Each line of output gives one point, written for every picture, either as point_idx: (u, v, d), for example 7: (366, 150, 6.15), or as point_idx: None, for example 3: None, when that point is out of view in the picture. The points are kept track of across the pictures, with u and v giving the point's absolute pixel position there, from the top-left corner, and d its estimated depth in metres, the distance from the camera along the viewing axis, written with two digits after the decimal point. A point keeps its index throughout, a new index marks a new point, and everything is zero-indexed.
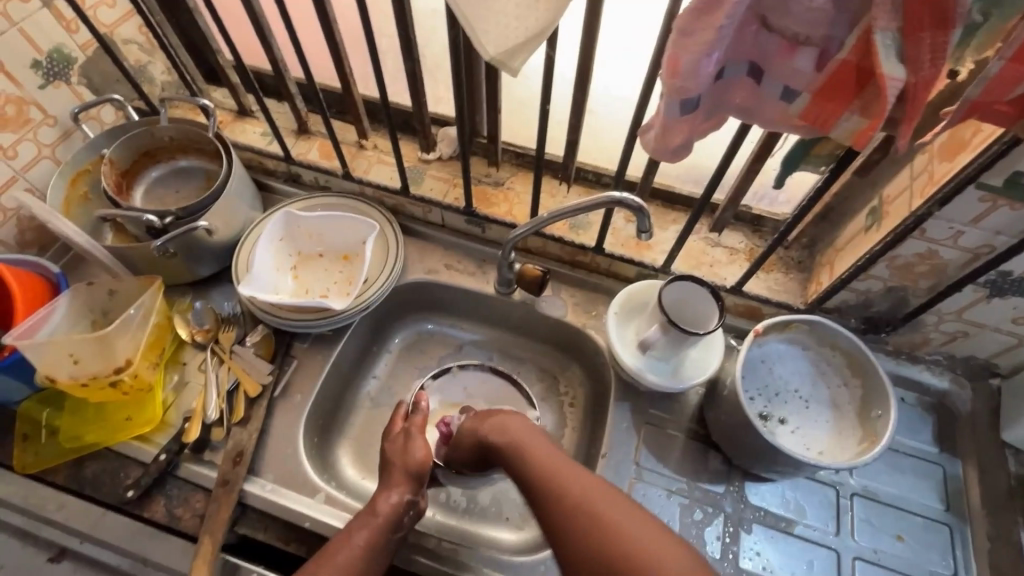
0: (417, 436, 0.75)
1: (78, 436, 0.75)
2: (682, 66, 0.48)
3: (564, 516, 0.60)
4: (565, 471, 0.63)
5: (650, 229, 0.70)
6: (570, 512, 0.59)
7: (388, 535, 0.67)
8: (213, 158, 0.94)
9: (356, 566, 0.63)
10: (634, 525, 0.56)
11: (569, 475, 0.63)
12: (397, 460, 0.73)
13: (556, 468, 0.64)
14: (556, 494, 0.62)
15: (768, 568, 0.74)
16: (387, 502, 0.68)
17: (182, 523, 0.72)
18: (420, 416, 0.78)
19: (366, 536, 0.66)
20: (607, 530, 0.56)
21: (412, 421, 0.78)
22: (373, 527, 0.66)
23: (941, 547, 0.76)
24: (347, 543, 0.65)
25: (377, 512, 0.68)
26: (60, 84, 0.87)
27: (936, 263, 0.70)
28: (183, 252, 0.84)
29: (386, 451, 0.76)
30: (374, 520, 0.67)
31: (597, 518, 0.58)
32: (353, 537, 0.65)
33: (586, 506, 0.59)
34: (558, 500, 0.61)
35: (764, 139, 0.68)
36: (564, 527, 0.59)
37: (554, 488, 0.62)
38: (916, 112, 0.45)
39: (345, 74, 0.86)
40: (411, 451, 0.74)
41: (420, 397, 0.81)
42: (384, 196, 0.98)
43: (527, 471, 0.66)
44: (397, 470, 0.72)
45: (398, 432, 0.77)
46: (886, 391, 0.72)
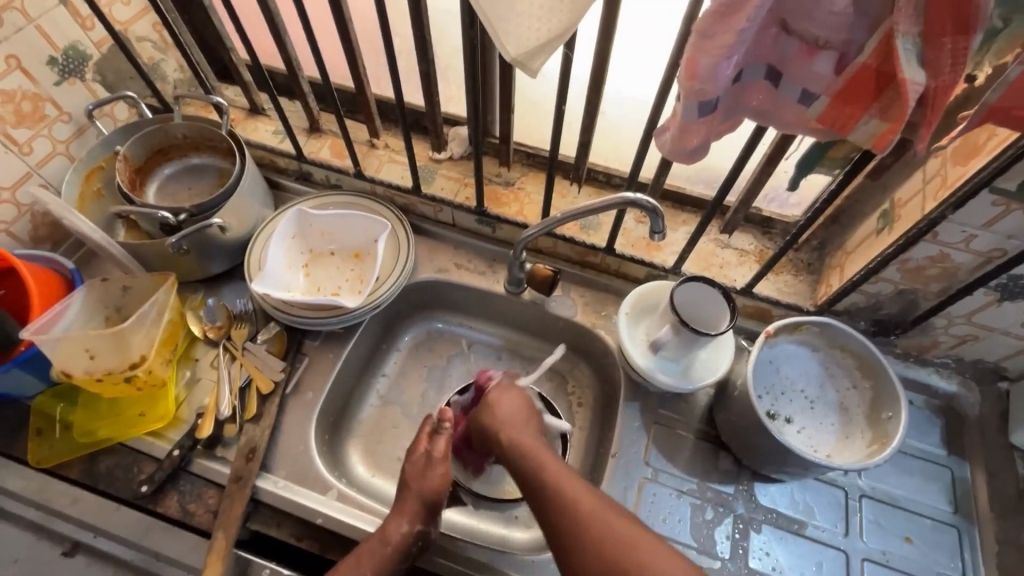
0: (438, 462, 0.73)
1: (92, 431, 0.76)
2: (701, 69, 0.48)
3: (568, 522, 0.62)
4: (566, 478, 0.66)
5: (663, 230, 0.70)
6: (573, 519, 0.62)
7: (394, 565, 0.67)
8: (226, 156, 0.94)
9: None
10: (637, 535, 0.60)
11: (571, 482, 0.65)
12: (414, 484, 0.72)
13: (557, 474, 0.66)
14: (559, 500, 0.64)
15: (777, 568, 0.74)
16: (398, 531, 0.68)
17: (195, 519, 0.72)
18: (443, 440, 0.75)
19: (374, 565, 0.66)
20: (610, 538, 0.60)
21: (435, 444, 0.75)
22: (381, 555, 0.67)
23: (950, 549, 0.76)
24: (356, 569, 0.66)
25: (388, 542, 0.68)
26: (75, 81, 0.88)
27: (947, 266, 0.70)
28: (196, 249, 0.84)
29: (403, 472, 0.74)
30: (384, 549, 0.67)
31: (601, 526, 0.61)
32: (362, 565, 0.66)
33: (588, 514, 0.62)
34: (560, 506, 0.63)
35: (777, 141, 0.68)
36: (566, 534, 0.62)
37: (556, 494, 0.64)
38: (936, 115, 0.46)
39: (358, 73, 0.87)
40: (428, 477, 0.72)
41: (444, 415, 0.77)
42: (395, 195, 0.98)
43: (528, 475, 0.68)
44: (410, 495, 0.71)
45: (421, 452, 0.75)
46: (896, 394, 0.73)
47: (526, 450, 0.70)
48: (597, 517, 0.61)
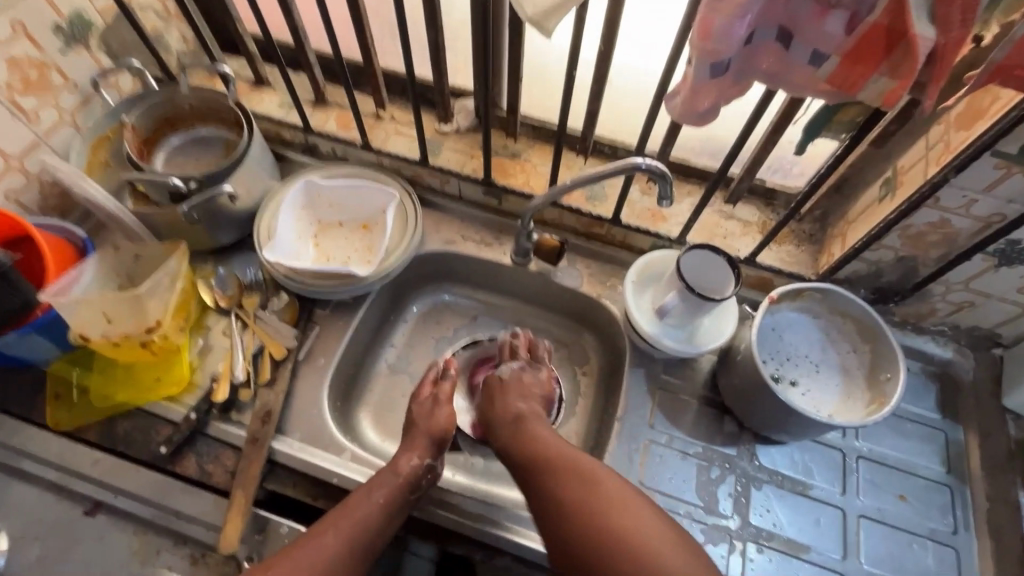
0: (444, 404, 0.79)
1: (109, 395, 0.77)
2: (714, 29, 0.49)
3: (557, 507, 0.63)
4: (559, 464, 0.66)
5: (671, 196, 0.71)
6: (564, 505, 0.62)
7: (404, 495, 0.70)
8: (233, 127, 0.95)
9: (376, 519, 0.67)
10: (626, 514, 0.60)
11: (566, 466, 0.65)
12: (422, 422, 0.77)
13: (551, 459, 0.67)
14: (551, 487, 0.64)
15: (777, 524, 0.77)
16: (408, 463, 0.72)
17: (212, 479, 0.74)
18: (447, 383, 0.82)
19: (386, 494, 0.69)
20: (594, 520, 0.60)
21: (442, 389, 0.81)
22: (394, 485, 0.70)
23: (943, 506, 0.79)
24: (367, 497, 0.68)
25: (399, 472, 0.71)
26: (80, 49, 0.87)
27: (947, 232, 0.72)
28: (206, 218, 0.85)
29: (412, 413, 0.80)
30: (394, 479, 0.70)
31: (586, 508, 0.61)
32: (374, 494, 0.68)
33: (576, 497, 0.62)
34: (551, 494, 0.64)
35: (784, 109, 0.69)
36: (555, 516, 0.62)
37: (549, 480, 0.65)
38: (944, 72, 0.48)
39: (366, 42, 0.86)
40: (436, 416, 0.78)
41: (448, 363, 0.84)
42: (402, 167, 0.99)
43: (529, 460, 0.69)
44: (421, 433, 0.76)
45: (426, 395, 0.81)
46: (895, 355, 0.75)
47: (526, 437, 0.72)
48: (584, 501, 0.61)
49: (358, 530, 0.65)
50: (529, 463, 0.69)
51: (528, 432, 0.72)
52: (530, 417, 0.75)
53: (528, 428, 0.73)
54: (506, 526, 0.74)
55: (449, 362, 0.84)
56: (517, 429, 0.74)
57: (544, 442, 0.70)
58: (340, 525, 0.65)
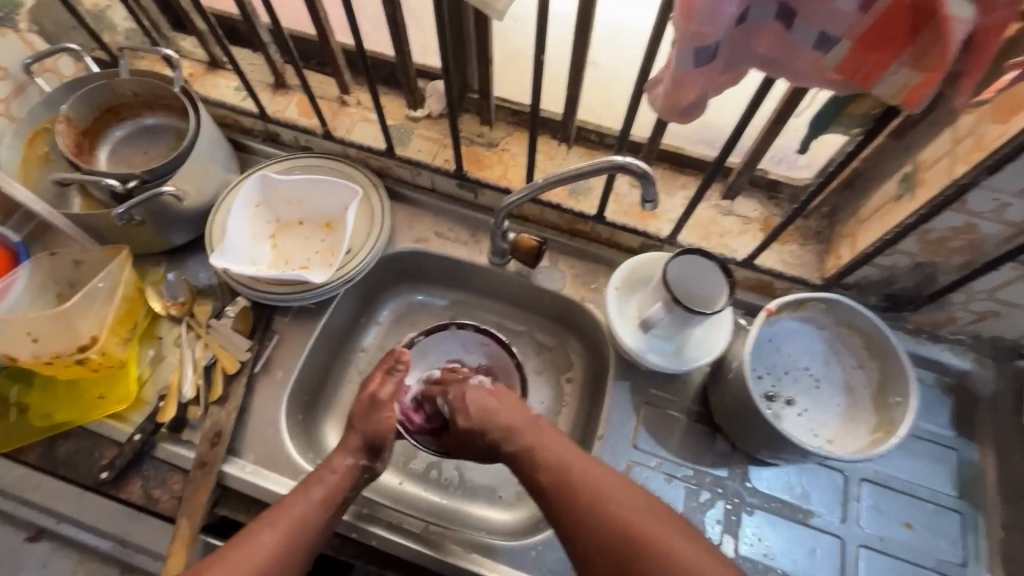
0: (383, 405, 0.70)
1: (50, 414, 0.73)
2: (698, 7, 0.39)
3: (580, 504, 0.59)
4: (582, 464, 0.62)
5: (655, 199, 0.63)
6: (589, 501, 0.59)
7: (344, 492, 0.65)
8: (182, 116, 0.86)
9: (316, 517, 0.62)
10: (658, 526, 0.56)
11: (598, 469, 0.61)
12: (357, 424, 0.69)
13: (575, 457, 0.63)
14: (573, 485, 0.60)
15: (769, 555, 0.71)
16: (343, 461, 0.66)
17: (159, 505, 0.69)
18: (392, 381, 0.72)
19: (324, 491, 0.63)
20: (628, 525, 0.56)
21: (383, 386, 0.72)
22: (331, 484, 0.64)
23: (953, 535, 0.72)
24: (304, 495, 0.63)
25: (335, 470, 0.65)
26: (6, 31, 0.79)
27: (973, 238, 0.63)
28: (152, 219, 0.77)
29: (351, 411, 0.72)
30: (333, 477, 0.65)
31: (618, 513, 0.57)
32: (311, 491, 0.63)
33: (609, 498, 0.58)
34: (573, 492, 0.60)
35: (789, 96, 0.60)
36: (580, 512, 0.58)
37: (572, 479, 0.61)
38: (983, 62, 0.39)
39: (320, 19, 0.77)
40: (372, 421, 0.69)
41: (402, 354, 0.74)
42: (369, 158, 0.90)
43: (545, 459, 0.63)
44: (355, 434, 0.69)
45: (367, 391, 0.72)
46: (905, 375, 0.67)
47: (535, 441, 0.65)
48: (620, 505, 0.58)
49: (301, 528, 0.60)
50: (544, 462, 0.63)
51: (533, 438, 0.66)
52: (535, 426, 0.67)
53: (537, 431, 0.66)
54: (474, 559, 0.69)
55: (400, 354, 0.74)
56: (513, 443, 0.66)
57: (560, 446, 0.64)
58: (276, 524, 0.60)
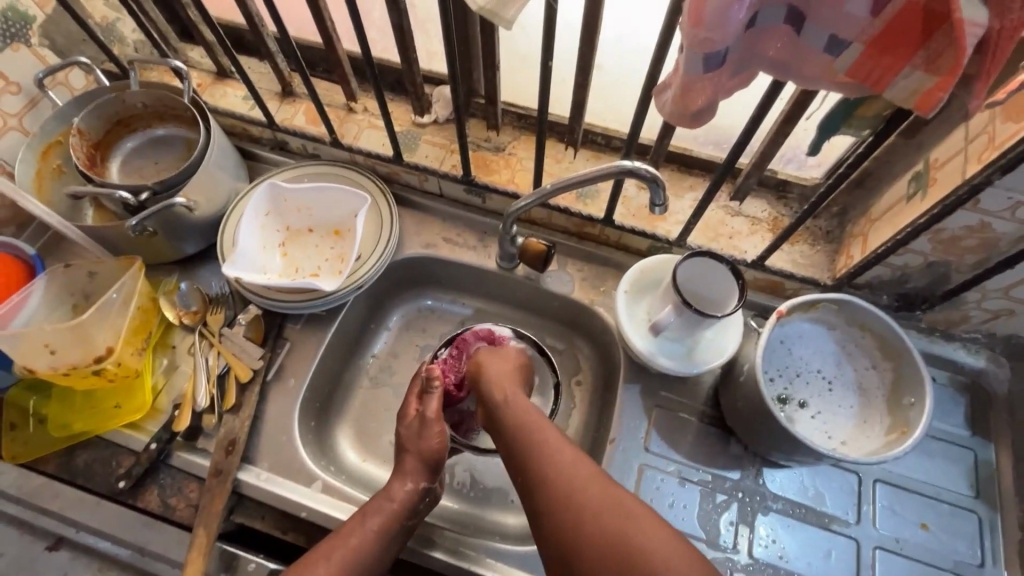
0: (431, 422, 0.70)
1: (67, 425, 0.74)
2: (707, 13, 0.39)
3: (567, 510, 0.56)
4: (576, 466, 0.59)
5: (664, 203, 0.62)
6: (571, 507, 0.56)
7: (400, 521, 0.65)
8: (193, 126, 0.87)
9: (369, 549, 0.62)
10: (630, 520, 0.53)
11: (605, 488, 0.57)
12: (411, 447, 0.69)
13: (552, 452, 0.61)
14: (562, 490, 0.57)
15: (784, 557, 0.70)
16: (402, 490, 0.66)
17: (176, 513, 0.71)
18: (433, 399, 0.71)
19: (379, 522, 0.64)
20: (630, 548, 0.51)
21: (426, 405, 0.71)
22: (389, 512, 0.65)
23: (969, 535, 0.72)
24: (361, 527, 0.63)
25: (393, 498, 0.66)
26: (19, 46, 0.80)
27: (986, 236, 0.62)
28: (164, 230, 0.78)
29: (400, 437, 0.71)
30: (389, 506, 0.65)
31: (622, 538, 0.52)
32: (367, 521, 0.63)
33: (613, 517, 0.54)
34: (552, 488, 0.58)
35: (798, 98, 0.60)
36: (556, 514, 0.56)
37: (558, 477, 0.58)
38: (997, 65, 0.39)
39: (326, 28, 0.77)
40: (424, 439, 0.69)
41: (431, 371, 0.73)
42: (377, 164, 0.90)
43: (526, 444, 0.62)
44: (410, 457, 0.69)
45: (411, 416, 0.72)
46: (920, 378, 0.67)
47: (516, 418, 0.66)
48: (628, 527, 0.53)
49: (353, 561, 0.61)
50: (516, 443, 0.63)
51: (506, 417, 0.66)
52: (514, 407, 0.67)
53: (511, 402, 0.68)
54: (486, 563, 0.69)
55: (432, 372, 0.73)
56: (494, 417, 0.68)
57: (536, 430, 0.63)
58: (331, 556, 0.60)
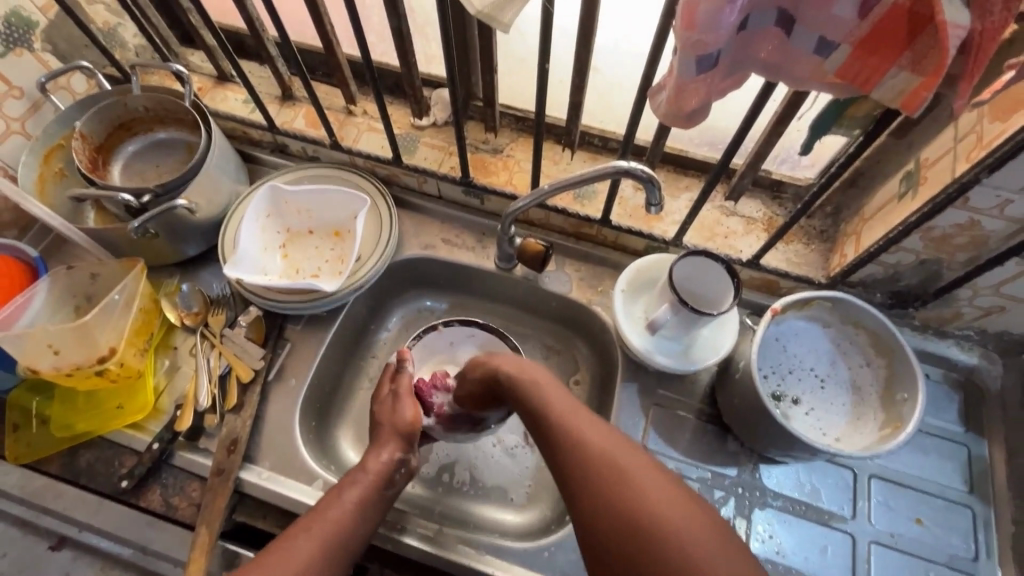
0: (404, 397, 0.74)
1: (70, 425, 0.75)
2: (699, 16, 0.40)
3: (589, 474, 0.56)
4: (597, 431, 0.60)
5: (660, 202, 0.63)
6: (594, 468, 0.56)
7: (378, 493, 0.65)
8: (194, 130, 0.88)
9: (350, 520, 0.62)
10: (651, 483, 0.55)
11: (620, 453, 0.57)
12: (385, 421, 0.72)
13: (574, 420, 0.61)
14: (583, 453, 0.58)
15: (780, 552, 0.71)
16: (378, 460, 0.68)
17: (178, 512, 0.71)
18: (405, 376, 0.76)
19: (358, 493, 0.64)
20: (649, 509, 0.52)
21: (401, 382, 0.76)
22: (366, 485, 0.65)
23: (964, 529, 0.73)
24: (338, 499, 0.63)
25: (368, 470, 0.66)
26: (22, 51, 0.81)
27: (976, 234, 0.63)
28: (165, 232, 0.79)
29: (375, 414, 0.74)
30: (365, 478, 0.66)
31: (641, 502, 0.53)
32: (344, 494, 0.63)
33: (633, 479, 0.55)
34: (576, 450, 0.58)
35: (790, 99, 0.61)
36: (575, 479, 0.57)
37: (579, 440, 0.59)
38: (980, 66, 0.40)
39: (326, 33, 0.78)
40: (399, 411, 0.72)
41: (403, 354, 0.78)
42: (376, 166, 0.91)
43: (545, 414, 0.63)
44: (386, 431, 0.71)
45: (387, 393, 0.76)
46: (913, 373, 0.68)
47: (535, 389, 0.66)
48: (649, 491, 0.54)
49: (335, 531, 0.60)
50: (537, 407, 0.64)
51: (521, 387, 0.67)
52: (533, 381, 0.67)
53: (528, 374, 0.68)
54: (486, 560, 0.70)
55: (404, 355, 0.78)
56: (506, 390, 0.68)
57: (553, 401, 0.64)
58: (312, 527, 0.60)
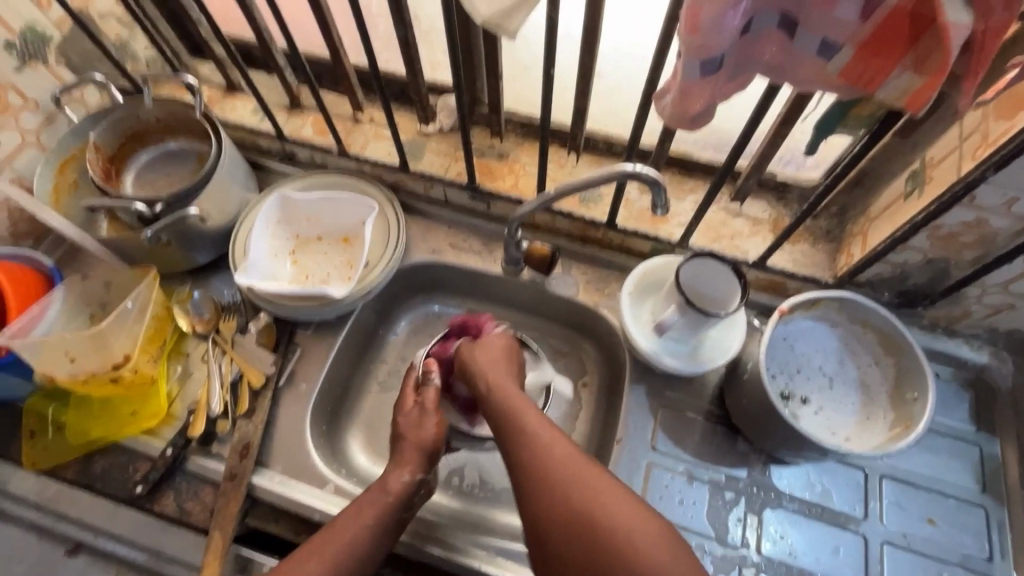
0: (430, 413, 0.73)
1: (86, 431, 0.76)
2: (703, 21, 0.41)
3: (548, 490, 0.56)
4: (558, 446, 0.60)
5: (666, 205, 0.63)
6: (549, 486, 0.57)
7: (395, 514, 0.66)
8: (204, 139, 0.89)
9: (363, 542, 0.63)
10: (610, 503, 0.54)
11: (586, 467, 0.57)
12: (409, 436, 0.71)
13: (541, 439, 0.61)
14: (542, 468, 0.58)
15: (792, 553, 0.71)
16: (399, 480, 0.67)
17: (192, 517, 0.72)
18: (431, 390, 0.75)
19: (376, 515, 0.64)
20: (604, 532, 0.52)
21: (426, 396, 0.75)
22: (383, 505, 0.65)
23: (976, 530, 0.72)
24: (356, 520, 0.64)
25: (388, 491, 0.66)
26: (37, 65, 0.83)
27: (984, 232, 0.63)
28: (177, 240, 0.80)
29: (398, 426, 0.74)
30: (384, 498, 0.66)
31: (600, 522, 0.53)
32: (362, 515, 0.64)
33: (590, 500, 0.54)
34: (535, 466, 0.58)
35: (793, 101, 0.61)
36: (539, 499, 0.57)
37: (539, 455, 0.59)
38: (983, 66, 0.41)
39: (334, 42, 0.79)
40: (423, 428, 0.72)
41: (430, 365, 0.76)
42: (383, 173, 0.92)
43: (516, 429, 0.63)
44: (408, 447, 0.70)
45: (411, 406, 0.74)
46: (922, 372, 0.68)
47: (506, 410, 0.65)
48: (608, 512, 0.53)
49: (346, 554, 0.61)
50: (502, 420, 0.65)
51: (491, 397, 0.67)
52: (500, 387, 0.68)
53: (500, 384, 0.68)
54: (497, 563, 0.70)
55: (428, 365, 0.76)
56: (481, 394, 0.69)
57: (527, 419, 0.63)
58: (324, 551, 0.61)
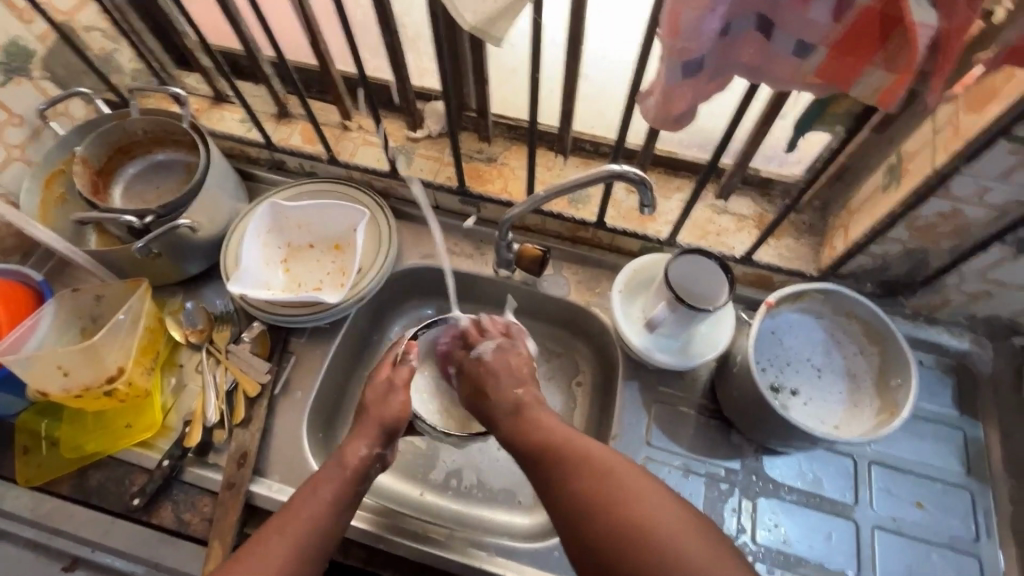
0: (400, 390, 0.73)
1: (80, 446, 0.76)
2: (683, 24, 0.42)
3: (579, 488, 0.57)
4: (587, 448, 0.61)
5: (654, 203, 0.65)
6: (582, 483, 0.57)
7: (354, 488, 0.65)
8: (192, 150, 0.89)
9: (323, 518, 0.62)
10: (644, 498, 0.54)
11: (616, 465, 0.58)
12: (374, 409, 0.72)
13: (567, 440, 0.62)
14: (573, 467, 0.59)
15: (786, 541, 0.73)
16: (355, 455, 0.67)
17: (190, 527, 0.72)
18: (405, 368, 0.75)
19: (335, 490, 0.64)
20: (638, 524, 0.52)
21: (398, 373, 0.75)
22: (342, 478, 0.65)
23: (962, 511, 0.74)
24: (313, 497, 0.63)
25: (347, 465, 0.66)
26: (21, 80, 0.82)
27: (959, 222, 0.66)
28: (168, 251, 0.80)
29: (366, 399, 0.74)
30: (342, 473, 0.65)
31: (630, 515, 0.53)
32: (319, 491, 0.63)
33: (620, 494, 0.55)
34: (566, 466, 0.59)
35: (773, 100, 0.63)
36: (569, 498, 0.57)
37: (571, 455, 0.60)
38: (949, 62, 0.42)
39: (320, 50, 0.80)
40: (389, 403, 0.72)
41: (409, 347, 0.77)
42: (373, 180, 0.93)
43: (536, 442, 0.64)
44: (370, 422, 0.70)
45: (382, 379, 0.75)
46: (905, 360, 0.70)
47: (524, 424, 0.67)
48: (639, 506, 0.53)
49: (306, 531, 0.60)
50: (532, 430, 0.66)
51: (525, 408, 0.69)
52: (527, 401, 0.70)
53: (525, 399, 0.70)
54: (498, 561, 0.71)
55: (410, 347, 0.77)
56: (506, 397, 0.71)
57: (545, 425, 0.66)
58: (285, 530, 0.60)
